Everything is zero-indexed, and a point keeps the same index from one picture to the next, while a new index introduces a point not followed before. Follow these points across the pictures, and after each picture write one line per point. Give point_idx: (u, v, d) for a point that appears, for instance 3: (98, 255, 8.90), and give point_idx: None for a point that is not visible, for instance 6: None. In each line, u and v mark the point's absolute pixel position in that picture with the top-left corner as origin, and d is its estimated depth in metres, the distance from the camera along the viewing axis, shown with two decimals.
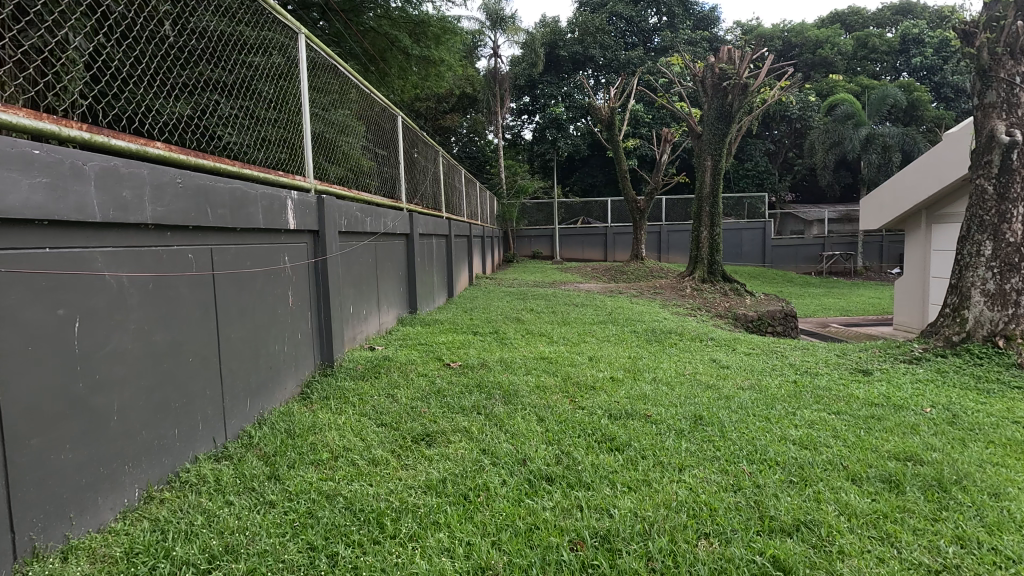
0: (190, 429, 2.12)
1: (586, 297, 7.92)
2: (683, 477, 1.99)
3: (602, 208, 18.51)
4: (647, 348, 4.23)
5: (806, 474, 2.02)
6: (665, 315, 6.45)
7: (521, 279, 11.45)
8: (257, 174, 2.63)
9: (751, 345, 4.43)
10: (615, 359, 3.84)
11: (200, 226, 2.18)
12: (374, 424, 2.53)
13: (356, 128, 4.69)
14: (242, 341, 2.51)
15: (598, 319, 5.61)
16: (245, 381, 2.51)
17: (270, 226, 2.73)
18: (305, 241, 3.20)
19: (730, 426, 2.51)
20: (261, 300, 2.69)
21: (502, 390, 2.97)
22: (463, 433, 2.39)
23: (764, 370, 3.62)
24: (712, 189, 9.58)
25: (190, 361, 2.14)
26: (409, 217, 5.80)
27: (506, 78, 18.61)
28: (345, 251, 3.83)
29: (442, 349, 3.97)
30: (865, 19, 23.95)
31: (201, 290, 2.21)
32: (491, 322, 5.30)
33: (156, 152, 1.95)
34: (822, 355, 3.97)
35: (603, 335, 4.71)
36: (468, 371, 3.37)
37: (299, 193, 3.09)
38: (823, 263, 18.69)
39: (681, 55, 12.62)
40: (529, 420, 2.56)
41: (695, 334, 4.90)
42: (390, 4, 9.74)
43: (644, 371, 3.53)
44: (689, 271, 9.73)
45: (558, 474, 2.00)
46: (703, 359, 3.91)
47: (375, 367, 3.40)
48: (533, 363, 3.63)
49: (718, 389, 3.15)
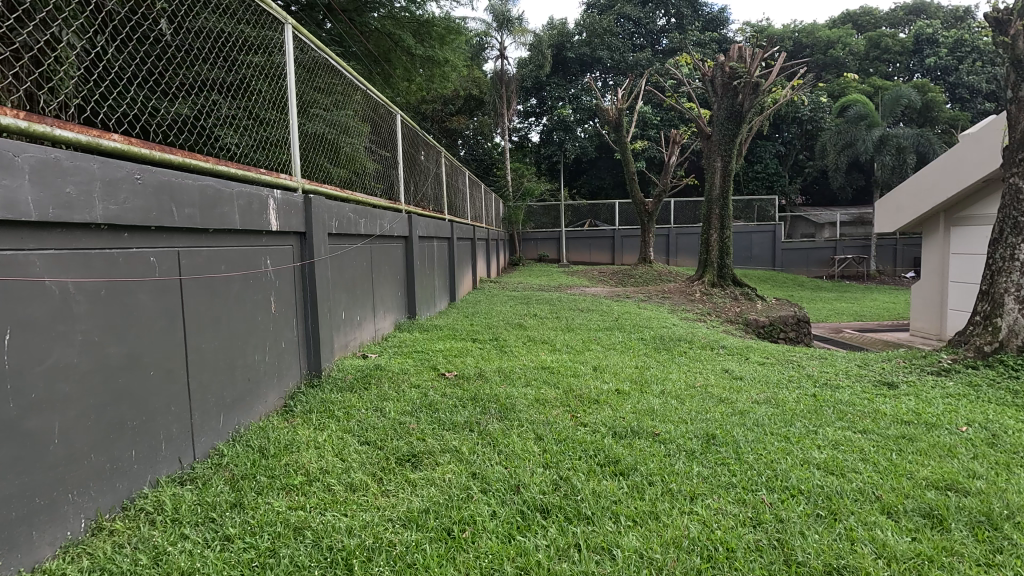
0: (151, 450, 1.93)
1: (592, 301, 7.70)
2: (695, 508, 1.78)
3: (609, 211, 18.27)
4: (655, 357, 4.00)
5: (835, 505, 1.80)
6: (674, 321, 6.22)
7: (526, 282, 11.25)
8: (233, 171, 2.45)
9: (765, 354, 4.19)
10: (621, 369, 3.61)
11: (164, 226, 2.00)
12: (357, 442, 2.33)
13: (354, 128, 4.53)
14: (215, 352, 2.33)
15: (604, 325, 5.38)
16: (218, 395, 2.33)
17: (249, 227, 2.54)
18: (291, 243, 3.02)
19: (746, 446, 2.29)
20: (238, 307, 2.51)
21: (498, 404, 2.76)
22: (452, 454, 2.19)
23: (781, 381, 3.38)
24: (722, 190, 9.32)
25: (153, 375, 1.96)
26: (408, 219, 5.60)
27: (513, 80, 18.47)
28: (336, 255, 3.64)
29: (438, 358, 3.76)
30: (878, 19, 23.60)
31: (165, 297, 2.03)
32: (492, 328, 5.09)
33: (109, 144, 1.77)
34: (842, 366, 3.73)
35: (609, 342, 4.49)
36: (463, 383, 3.16)
37: (284, 192, 2.91)
38: (835, 266, 18.34)
39: (690, 54, 12.43)
40: (526, 438, 2.35)
41: (706, 341, 4.66)
42: (395, 5, 9.62)
43: (651, 383, 3.30)
44: (699, 275, 9.48)
45: (555, 504, 1.79)
46: (715, 370, 3.68)
47: (365, 377, 3.20)
48: (535, 373, 3.41)
49: (732, 403, 2.91)
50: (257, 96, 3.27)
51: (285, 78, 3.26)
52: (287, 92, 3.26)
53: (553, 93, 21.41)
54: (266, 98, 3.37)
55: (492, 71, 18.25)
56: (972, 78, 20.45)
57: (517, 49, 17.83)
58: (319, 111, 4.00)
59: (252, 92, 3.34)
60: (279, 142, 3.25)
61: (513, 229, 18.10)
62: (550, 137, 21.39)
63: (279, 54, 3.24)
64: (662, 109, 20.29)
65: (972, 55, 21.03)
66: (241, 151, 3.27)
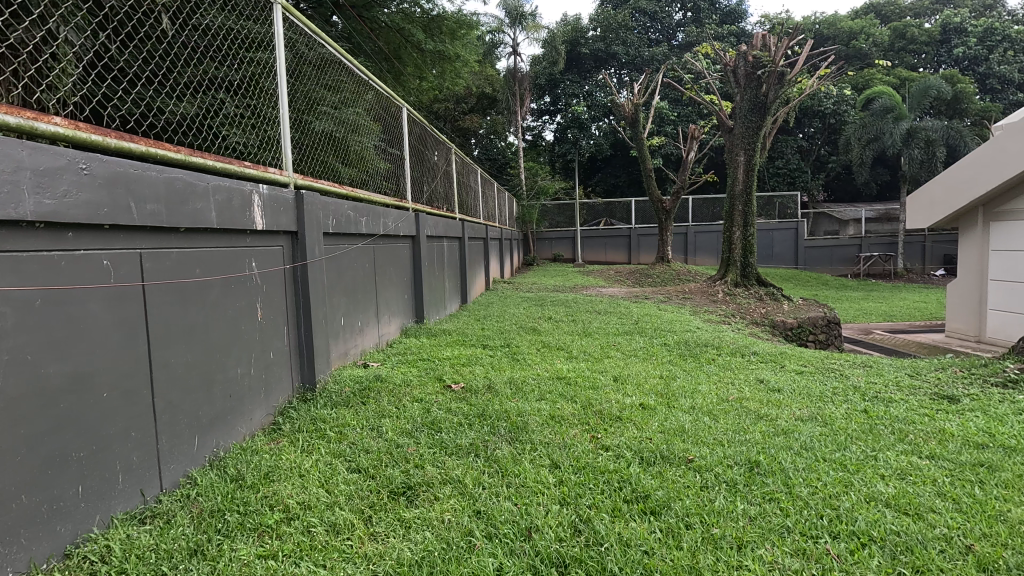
0: (104, 484, 1.67)
1: (610, 303, 7.36)
2: (747, 563, 1.46)
3: (625, 209, 17.86)
4: (681, 365, 3.68)
5: (919, 560, 1.47)
6: (697, 324, 5.86)
7: (541, 283, 10.91)
8: (209, 162, 2.19)
9: (802, 361, 3.82)
10: (644, 380, 3.28)
11: (119, 226, 1.73)
12: (346, 470, 2.05)
13: (367, 127, 4.41)
14: (188, 366, 2.05)
15: (624, 329, 5.05)
16: (191, 415, 2.06)
17: (228, 226, 2.28)
18: (281, 243, 2.75)
19: (799, 477, 1.96)
20: (218, 316, 2.24)
21: (508, 423, 2.46)
22: (454, 486, 1.90)
23: (825, 395, 3.02)
24: (745, 186, 8.91)
25: (107, 398, 1.69)
26: (415, 218, 5.29)
27: (526, 78, 18.18)
28: (334, 257, 3.37)
29: (444, 367, 3.47)
30: (902, 9, 22.84)
31: (124, 306, 1.76)
32: (504, 332, 4.79)
33: (45, 126, 1.51)
34: (891, 376, 3.36)
35: (629, 349, 4.16)
36: (471, 397, 2.86)
37: (272, 188, 2.65)
38: (860, 264, 17.71)
39: (711, 45, 12.00)
40: (539, 466, 2.05)
41: (735, 346, 4.30)
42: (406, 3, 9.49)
43: (679, 396, 2.97)
44: (721, 275, 9.09)
45: (575, 557, 1.48)
46: (749, 380, 3.33)
47: (363, 391, 2.92)
48: (551, 385, 3.09)
49: (773, 421, 2.58)
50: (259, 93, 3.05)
51: (281, 72, 3.01)
52: (283, 89, 3.00)
53: (567, 90, 21.06)
54: (270, 96, 3.16)
55: (506, 68, 17.97)
56: (1003, 67, 19.66)
57: (531, 45, 17.48)
58: (325, 107, 3.84)
59: (254, 89, 3.13)
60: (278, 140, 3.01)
61: (527, 228, 17.79)
62: (564, 135, 21.02)
63: (277, 49, 3.02)
64: (680, 104, 19.80)
65: (1003, 43, 20.21)
66: (249, 151, 3.05)
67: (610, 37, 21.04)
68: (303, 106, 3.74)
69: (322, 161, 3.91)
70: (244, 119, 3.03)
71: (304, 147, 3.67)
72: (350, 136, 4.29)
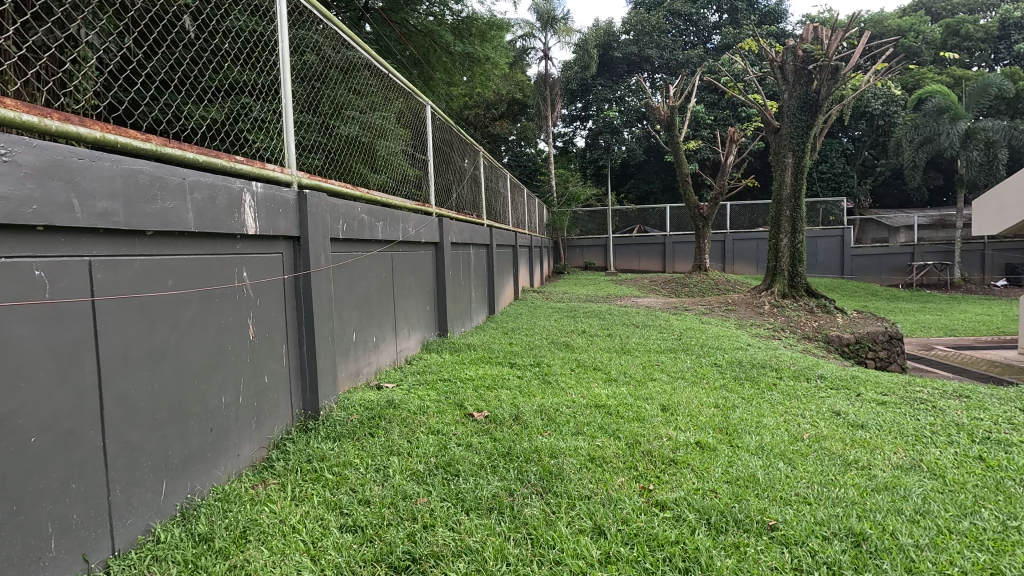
0: (28, 555, 1.32)
1: (647, 315, 6.87)
2: None
3: (660, 216, 17.28)
4: (738, 392, 3.18)
5: None
6: (747, 341, 5.32)
7: (572, 292, 10.46)
8: (183, 153, 1.85)
9: (881, 389, 3.26)
10: (698, 411, 2.79)
11: (61, 227, 1.40)
12: (339, 527, 1.68)
13: (394, 130, 4.15)
14: (151, 399, 1.70)
15: (667, 346, 4.57)
16: (154, 458, 1.70)
17: (212, 228, 1.93)
18: (281, 250, 2.41)
19: (926, 560, 1.49)
20: (196, 337, 1.90)
21: (540, 467, 2.05)
22: (470, 559, 1.50)
23: (923, 434, 2.49)
24: (794, 190, 8.29)
25: (35, 443, 1.34)
26: (438, 223, 4.91)
27: (558, 83, 17.77)
28: (345, 265, 3.01)
29: (468, 391, 3.05)
30: (955, 6, 21.60)
31: (64, 326, 1.42)
32: (534, 348, 4.37)
33: None
34: (997, 411, 2.80)
35: (675, 370, 3.67)
36: (495, 430, 2.45)
37: (269, 185, 2.32)
38: (913, 274, 16.62)
39: (753, 42, 11.36)
40: (579, 532, 1.63)
41: (797, 368, 3.77)
42: (445, 15, 9.33)
43: (743, 433, 2.49)
44: (767, 285, 8.45)
45: None
46: (824, 412, 2.82)
47: (373, 419, 2.56)
48: (588, 416, 2.65)
49: (866, 470, 2.11)
50: (265, 93, 2.74)
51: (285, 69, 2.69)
52: (287, 89, 2.68)
53: (599, 95, 20.62)
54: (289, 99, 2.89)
55: (536, 73, 17.61)
56: None
57: (562, 49, 17.11)
58: (347, 109, 3.61)
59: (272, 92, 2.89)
60: (282, 145, 2.68)
61: (558, 235, 17.37)
62: (596, 140, 20.55)
63: (283, 46, 2.70)
64: (717, 107, 19.10)
65: None
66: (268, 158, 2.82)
67: (643, 40, 20.54)
68: (329, 108, 3.52)
69: (345, 166, 3.66)
70: (261, 123, 2.80)
71: (324, 150, 3.41)
72: (376, 139, 4.02)
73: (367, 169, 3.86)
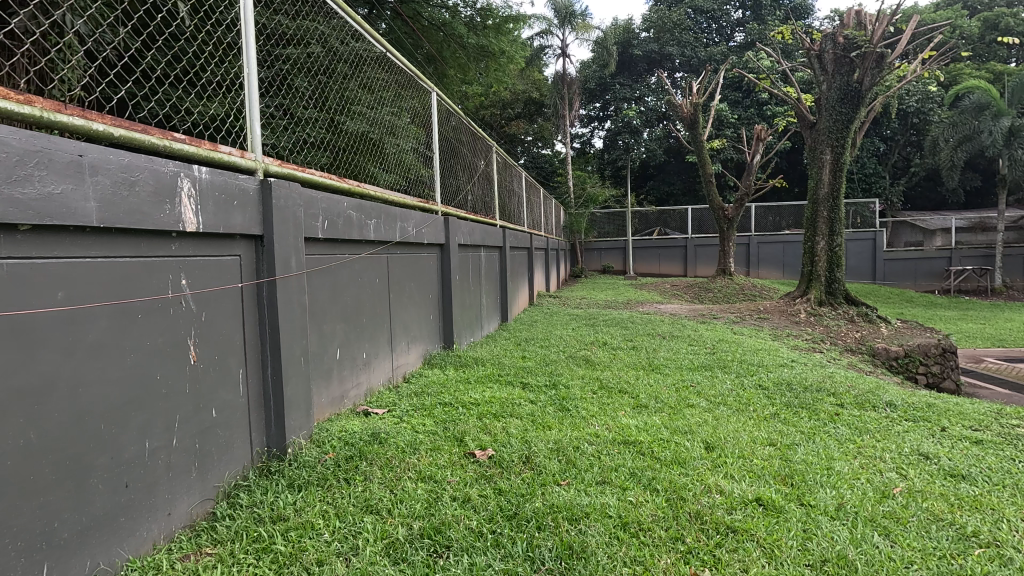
0: None
1: (673, 324, 6.30)
2: None
3: (681, 218, 16.66)
4: (795, 424, 2.65)
5: None
6: (787, 355, 4.76)
7: (590, 298, 9.93)
8: (86, 125, 1.42)
9: (969, 424, 2.72)
10: (749, 451, 2.27)
11: None
12: None
13: (402, 128, 3.71)
14: (25, 453, 1.24)
15: (701, 363, 4.03)
16: (22, 537, 1.23)
17: (128, 218, 1.48)
18: (240, 253, 1.96)
19: None
20: (104, 367, 1.44)
21: (559, 544, 1.54)
22: None
23: None
24: (832, 189, 7.67)
25: None
26: (444, 222, 4.41)
27: (576, 82, 17.15)
28: (325, 270, 2.54)
29: (472, 421, 2.55)
30: None
31: None
32: (551, 364, 3.87)
33: None
34: None
35: (715, 394, 3.14)
36: (499, 478, 1.97)
37: (221, 172, 1.86)
38: (950, 279, 15.73)
39: (783, 34, 10.72)
40: None
41: (858, 394, 3.21)
42: (461, 9, 8.84)
43: (814, 486, 1.96)
44: (802, 291, 7.81)
45: None
46: (908, 455, 2.27)
47: (351, 459, 2.09)
48: (617, 458, 2.15)
49: (994, 549, 1.58)
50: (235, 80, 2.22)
51: (246, 40, 2.10)
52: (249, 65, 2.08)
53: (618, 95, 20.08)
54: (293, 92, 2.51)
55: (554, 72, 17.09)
56: None
57: (580, 46, 16.59)
58: (355, 105, 3.27)
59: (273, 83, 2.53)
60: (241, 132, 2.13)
61: (575, 238, 16.82)
62: (615, 141, 20.00)
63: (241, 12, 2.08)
64: (740, 106, 18.39)
65: None
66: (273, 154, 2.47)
67: (664, 38, 19.95)
68: (337, 104, 3.17)
69: (353, 168, 3.26)
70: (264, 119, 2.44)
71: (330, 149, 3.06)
72: (386, 138, 3.62)
73: (378, 169, 3.47)
